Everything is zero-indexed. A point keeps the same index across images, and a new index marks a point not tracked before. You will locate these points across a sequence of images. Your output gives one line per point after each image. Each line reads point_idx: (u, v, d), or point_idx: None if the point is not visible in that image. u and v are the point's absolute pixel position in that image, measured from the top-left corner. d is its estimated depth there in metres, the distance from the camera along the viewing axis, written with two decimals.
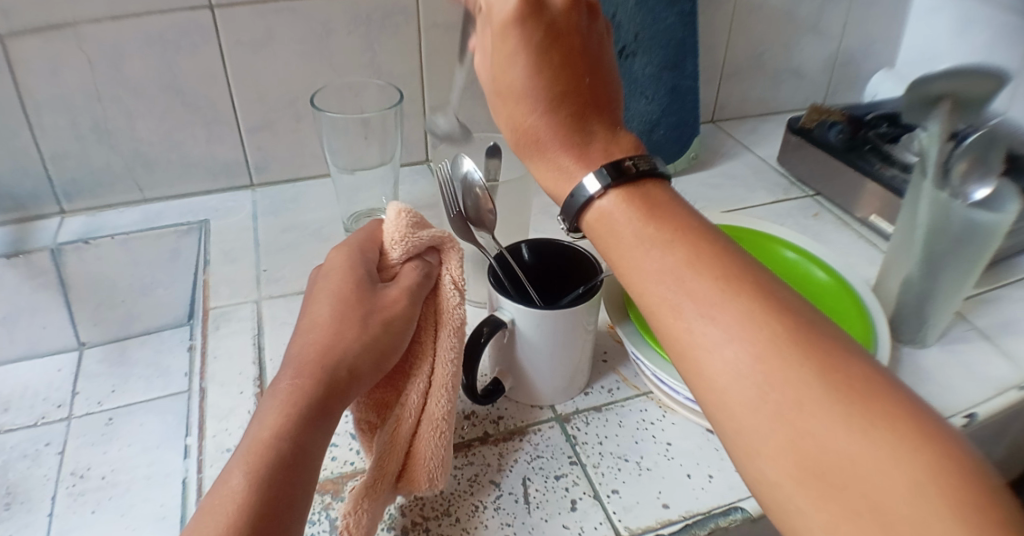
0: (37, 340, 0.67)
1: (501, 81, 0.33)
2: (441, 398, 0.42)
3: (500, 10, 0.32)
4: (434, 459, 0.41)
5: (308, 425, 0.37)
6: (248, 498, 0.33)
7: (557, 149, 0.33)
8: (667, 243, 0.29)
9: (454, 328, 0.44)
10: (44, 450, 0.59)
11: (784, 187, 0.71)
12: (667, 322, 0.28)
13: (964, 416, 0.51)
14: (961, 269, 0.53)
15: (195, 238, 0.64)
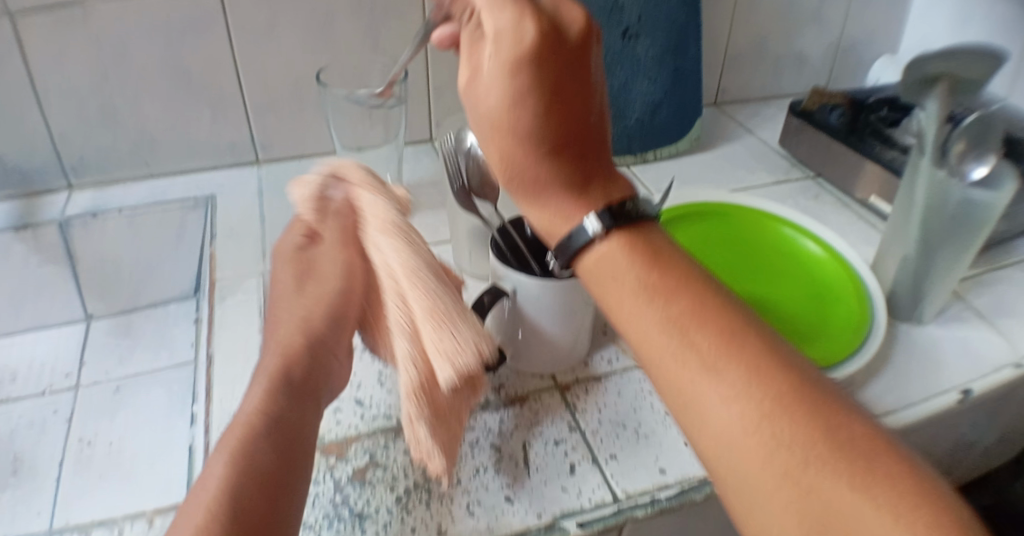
0: (43, 314, 0.68)
1: (498, 117, 0.32)
2: (417, 299, 0.43)
3: (516, 43, 0.30)
4: (444, 347, 0.41)
5: (288, 401, 0.40)
6: (238, 466, 0.35)
7: (554, 194, 0.33)
8: (669, 296, 0.31)
9: (403, 244, 0.46)
10: (51, 419, 0.59)
11: (784, 169, 0.72)
12: (670, 372, 0.29)
13: (959, 392, 0.52)
14: (956, 249, 0.54)
15: (201, 214, 0.65)
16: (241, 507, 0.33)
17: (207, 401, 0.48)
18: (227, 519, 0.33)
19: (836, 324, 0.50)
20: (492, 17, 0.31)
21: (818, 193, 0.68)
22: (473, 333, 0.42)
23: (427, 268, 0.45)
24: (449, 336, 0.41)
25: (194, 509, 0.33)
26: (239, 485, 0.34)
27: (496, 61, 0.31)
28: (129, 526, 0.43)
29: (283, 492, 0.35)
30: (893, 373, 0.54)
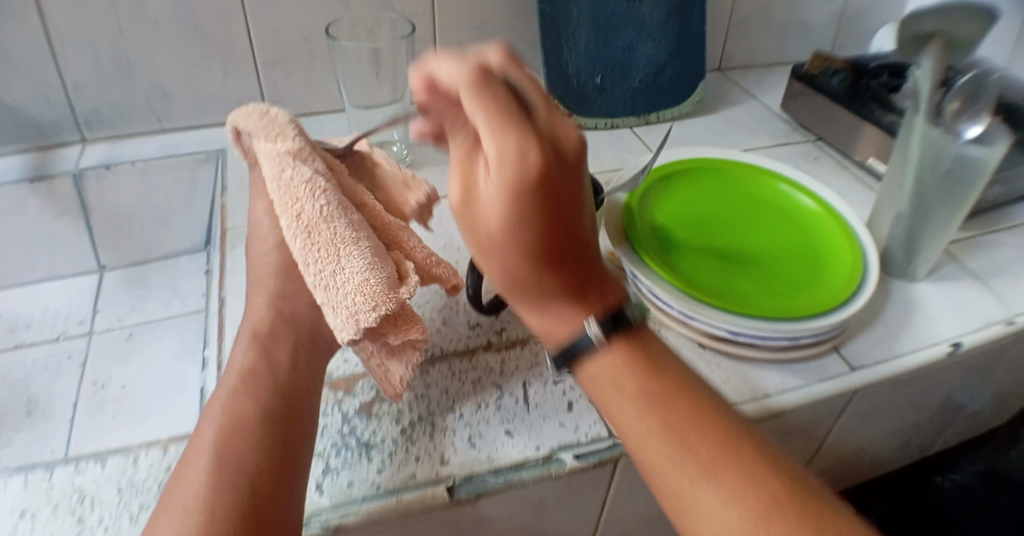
0: (57, 264, 0.69)
1: (494, 235, 0.31)
2: (305, 269, 0.44)
3: (516, 173, 0.28)
4: (330, 317, 0.43)
5: (266, 357, 0.42)
6: (227, 423, 0.38)
7: (555, 307, 0.33)
8: (670, 401, 0.33)
9: (287, 200, 0.45)
10: (65, 363, 0.61)
11: (785, 133, 0.73)
12: (671, 477, 0.31)
13: (949, 344, 0.53)
14: (949, 208, 0.55)
15: (212, 167, 0.67)
16: (235, 454, 0.36)
17: (218, 345, 0.50)
18: (222, 466, 0.35)
19: (829, 278, 0.51)
20: (491, 144, 0.28)
21: (819, 156, 0.70)
22: (351, 298, 0.42)
23: (308, 227, 0.44)
24: (329, 306, 0.43)
25: (194, 461, 0.36)
26: (230, 436, 0.37)
27: (495, 185, 0.29)
28: (144, 453, 0.47)
29: (276, 436, 0.38)
30: (886, 325, 0.55)
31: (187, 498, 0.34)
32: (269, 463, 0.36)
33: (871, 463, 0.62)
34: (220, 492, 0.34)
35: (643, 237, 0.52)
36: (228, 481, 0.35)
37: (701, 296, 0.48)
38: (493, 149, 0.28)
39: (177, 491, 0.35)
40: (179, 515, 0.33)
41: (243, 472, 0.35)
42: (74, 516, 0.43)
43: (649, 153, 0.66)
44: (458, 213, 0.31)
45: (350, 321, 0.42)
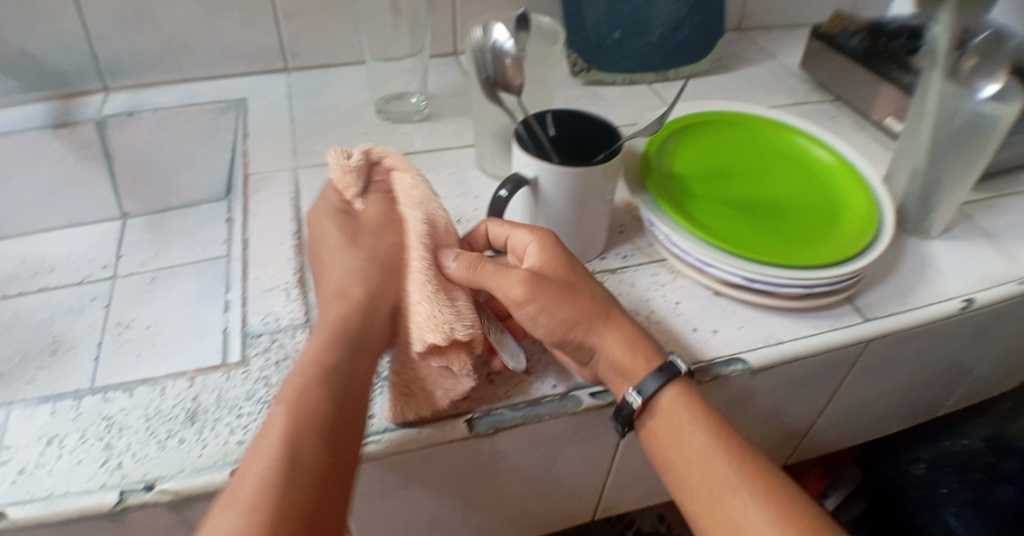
0: (80, 210, 0.71)
1: (559, 302, 0.43)
2: (417, 266, 0.44)
3: (551, 248, 0.45)
4: (421, 315, 0.42)
5: (342, 355, 0.40)
6: (297, 418, 0.36)
7: (621, 340, 0.43)
8: (717, 436, 0.41)
9: (425, 220, 0.47)
10: (90, 304, 0.63)
11: (803, 92, 0.73)
12: (713, 492, 0.40)
13: (961, 300, 0.54)
14: (965, 160, 0.55)
15: (232, 116, 0.69)
16: (301, 456, 0.35)
17: (241, 286, 0.53)
18: (289, 464, 0.34)
19: (847, 227, 0.52)
20: (537, 244, 0.45)
21: (836, 115, 0.70)
22: (453, 312, 0.42)
23: (436, 246, 0.46)
24: (431, 306, 0.42)
25: (257, 452, 0.35)
26: (299, 434, 0.35)
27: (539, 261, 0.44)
28: (171, 383, 0.48)
29: (343, 443, 0.36)
30: (900, 280, 0.55)
31: (250, 493, 0.33)
32: (334, 471, 0.35)
33: (878, 420, 0.63)
34: (285, 495, 0.33)
35: (661, 183, 0.54)
36: (293, 482, 0.34)
37: (720, 243, 0.49)
38: (537, 250, 0.45)
39: (238, 483, 0.33)
40: (241, 511, 0.32)
41: (308, 476, 0.34)
42: (102, 442, 0.45)
43: (662, 104, 0.67)
44: (526, 293, 0.42)
45: (442, 327, 0.41)
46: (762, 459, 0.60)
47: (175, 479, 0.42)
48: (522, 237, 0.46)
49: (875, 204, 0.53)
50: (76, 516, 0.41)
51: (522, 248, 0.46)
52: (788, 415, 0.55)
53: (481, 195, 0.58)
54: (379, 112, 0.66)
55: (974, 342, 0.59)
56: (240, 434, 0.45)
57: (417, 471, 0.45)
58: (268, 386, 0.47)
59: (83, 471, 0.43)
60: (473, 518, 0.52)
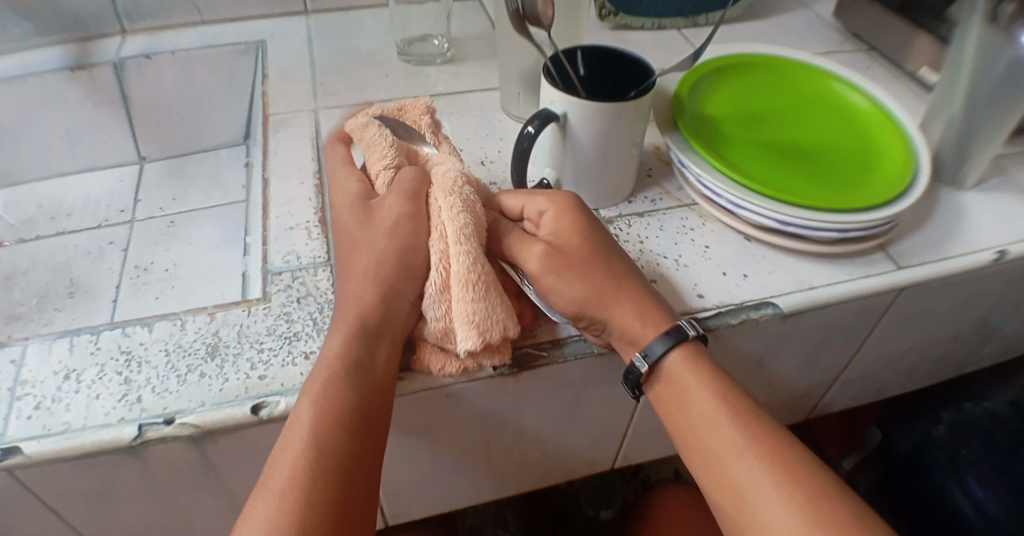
0: (98, 155, 0.72)
1: (567, 274, 0.42)
2: (459, 262, 0.41)
3: (561, 218, 0.43)
4: (473, 318, 0.39)
5: (366, 345, 0.39)
6: (322, 409, 0.36)
7: (632, 309, 0.41)
8: (719, 390, 0.40)
9: (461, 205, 0.43)
10: (108, 247, 0.63)
11: (836, 42, 0.72)
12: (709, 446, 0.38)
13: (993, 251, 0.51)
14: (1003, 109, 0.54)
15: (251, 58, 0.70)
16: (330, 447, 0.35)
17: (264, 215, 0.53)
18: (316, 456, 0.35)
19: (884, 173, 0.51)
20: (555, 212, 0.43)
21: (869, 66, 0.69)
22: (504, 309, 0.41)
23: (478, 234, 0.43)
24: (482, 305, 0.40)
25: (287, 443, 0.35)
26: (325, 427, 0.36)
27: (554, 228, 0.43)
28: (191, 318, 0.47)
29: (370, 433, 0.37)
30: (932, 230, 0.53)
31: (281, 485, 0.34)
32: (361, 460, 0.36)
33: (903, 375, 0.62)
34: (313, 488, 0.34)
35: (695, 127, 0.53)
36: (322, 474, 0.34)
37: (755, 186, 0.48)
38: (553, 219, 0.43)
39: (270, 475, 0.34)
40: (273, 502, 0.33)
41: (336, 467, 0.35)
42: (121, 377, 0.44)
43: (691, 49, 0.68)
44: (542, 267, 0.42)
45: (497, 325, 0.40)
46: (786, 411, 0.59)
47: (195, 413, 0.41)
48: (538, 204, 0.44)
49: (913, 166, 0.51)
50: (94, 450, 0.41)
51: (537, 216, 0.44)
52: (814, 366, 0.54)
53: (505, 136, 0.58)
54: (399, 53, 0.68)
55: (1006, 299, 0.57)
56: (260, 370, 0.44)
57: (440, 411, 0.44)
58: (288, 322, 0.46)
59: (102, 405, 0.42)
60: (495, 461, 0.52)
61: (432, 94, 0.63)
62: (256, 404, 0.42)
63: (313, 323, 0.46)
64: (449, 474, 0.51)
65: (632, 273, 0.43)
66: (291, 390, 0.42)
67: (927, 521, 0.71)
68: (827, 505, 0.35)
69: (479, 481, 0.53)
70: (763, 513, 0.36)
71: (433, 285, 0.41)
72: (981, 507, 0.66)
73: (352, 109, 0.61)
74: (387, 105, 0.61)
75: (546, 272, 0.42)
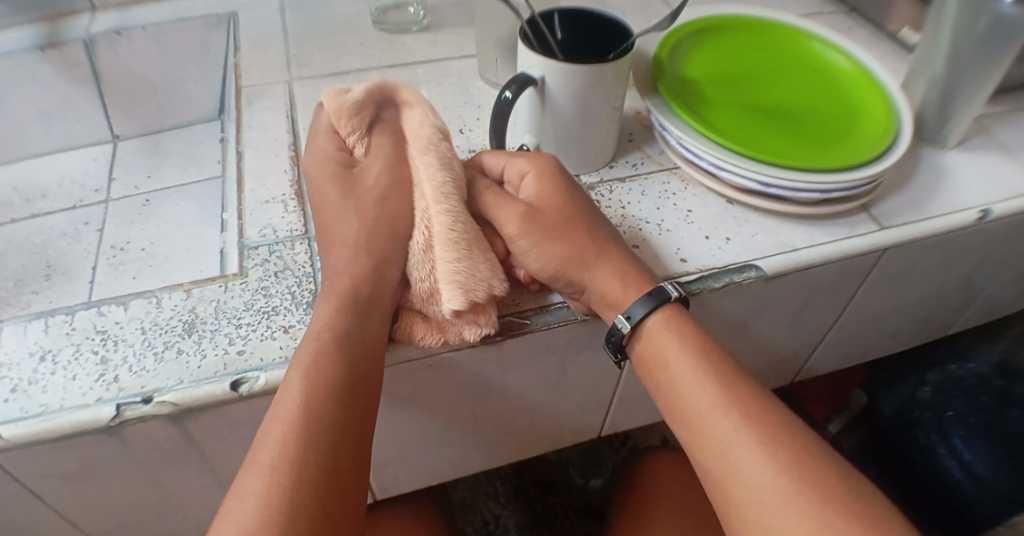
0: (72, 135, 0.70)
1: (549, 234, 0.41)
2: (441, 220, 0.41)
3: (539, 181, 0.43)
4: (457, 275, 0.39)
5: (354, 317, 0.38)
6: (311, 382, 0.35)
7: (613, 271, 0.41)
8: (703, 352, 0.39)
9: (442, 164, 0.44)
10: (84, 228, 0.62)
11: (818, 3, 0.72)
12: (694, 403, 0.38)
13: (977, 211, 0.51)
14: (985, 67, 0.53)
15: (224, 31, 0.69)
16: (319, 420, 0.34)
17: (239, 188, 0.52)
18: (305, 430, 0.34)
19: (866, 130, 0.51)
20: (535, 174, 0.43)
21: (852, 26, 0.68)
22: (489, 265, 0.41)
23: (460, 195, 0.43)
24: (465, 263, 0.40)
25: (276, 416, 0.35)
26: (314, 400, 0.35)
27: (536, 189, 0.43)
28: (167, 295, 0.47)
29: (361, 405, 0.36)
30: (916, 189, 0.53)
31: (269, 460, 0.33)
32: (352, 434, 0.35)
33: (887, 336, 0.62)
34: (304, 462, 0.33)
35: (676, 89, 0.53)
36: (313, 448, 0.34)
37: (738, 148, 0.48)
38: (534, 181, 0.43)
39: (258, 450, 0.34)
40: (262, 476, 0.33)
41: (327, 440, 0.34)
42: (97, 356, 0.43)
43: (666, 10, 0.68)
44: (520, 229, 0.41)
45: (481, 284, 0.40)
46: (770, 374, 0.59)
47: (173, 391, 0.41)
48: (519, 167, 0.44)
49: (896, 123, 0.51)
50: (72, 431, 0.40)
51: (518, 178, 0.44)
52: (798, 329, 0.54)
53: (484, 104, 0.57)
54: (375, 21, 0.66)
55: (987, 259, 0.57)
56: (239, 345, 0.43)
57: (422, 382, 0.44)
58: (266, 296, 0.46)
59: (79, 385, 0.42)
60: (481, 430, 0.52)
61: (409, 63, 0.62)
62: (236, 380, 0.41)
63: (292, 297, 0.46)
64: (435, 444, 0.51)
65: (612, 237, 0.43)
66: (270, 365, 0.42)
67: (917, 480, 0.72)
68: (810, 466, 0.35)
69: (466, 450, 0.53)
70: (742, 473, 0.36)
71: (418, 244, 0.42)
72: (968, 468, 0.67)
73: (327, 80, 0.60)
74: (363, 75, 0.60)
75: (529, 234, 0.41)
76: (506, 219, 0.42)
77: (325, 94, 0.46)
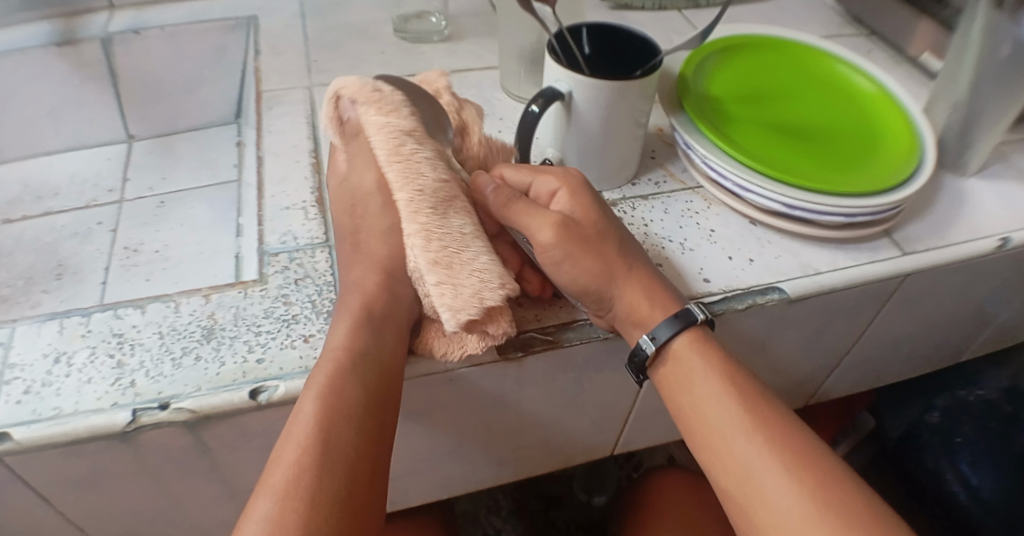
0: (86, 132, 0.70)
1: (583, 251, 0.40)
2: (417, 244, 0.40)
3: (570, 197, 0.42)
4: (444, 297, 0.38)
5: (370, 335, 0.37)
6: (327, 403, 0.35)
7: (642, 288, 0.41)
8: (728, 377, 0.39)
9: (407, 176, 0.41)
10: (96, 228, 0.61)
11: (837, 25, 0.72)
12: (717, 427, 0.38)
13: (996, 238, 0.51)
14: (1007, 95, 0.54)
15: (243, 34, 0.68)
16: (335, 442, 0.34)
17: (258, 194, 0.52)
18: (321, 451, 0.33)
19: (888, 154, 0.51)
20: (566, 191, 0.42)
21: (871, 50, 0.69)
22: (476, 281, 0.39)
23: (437, 204, 0.41)
24: (452, 282, 0.39)
25: (290, 438, 0.34)
26: (329, 421, 0.34)
27: (568, 206, 0.42)
28: (185, 300, 0.46)
29: (377, 426, 0.35)
30: (938, 215, 0.53)
31: (282, 481, 0.32)
32: (366, 455, 0.34)
33: (900, 361, 0.62)
34: (317, 484, 0.32)
35: (699, 106, 0.53)
36: (329, 469, 0.33)
37: (762, 168, 0.47)
38: (567, 198, 0.42)
39: (271, 471, 0.33)
40: (274, 499, 0.32)
41: (341, 462, 0.33)
42: (113, 360, 0.43)
43: (691, 30, 0.68)
44: (556, 238, 0.40)
45: (472, 300, 0.38)
46: (784, 396, 0.59)
47: (191, 398, 0.40)
48: (548, 185, 0.43)
49: (919, 150, 0.51)
50: (86, 436, 0.39)
51: (548, 196, 0.43)
52: (816, 351, 0.54)
53: (506, 117, 0.57)
54: (395, 30, 0.67)
55: (1003, 286, 0.57)
56: (258, 353, 0.43)
57: (442, 396, 0.44)
58: (286, 304, 0.45)
59: (93, 389, 0.41)
60: (495, 445, 0.51)
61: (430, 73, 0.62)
62: (254, 389, 0.41)
63: (311, 306, 0.45)
64: (448, 458, 0.51)
65: (632, 252, 0.42)
66: (290, 374, 0.41)
67: (927, 502, 0.72)
68: (837, 494, 0.35)
69: (478, 464, 0.53)
70: (768, 499, 0.35)
71: (411, 266, 0.41)
72: (973, 491, 0.67)
73: None
74: None
75: (564, 249, 0.40)
76: (538, 232, 0.40)
77: (329, 91, 0.43)
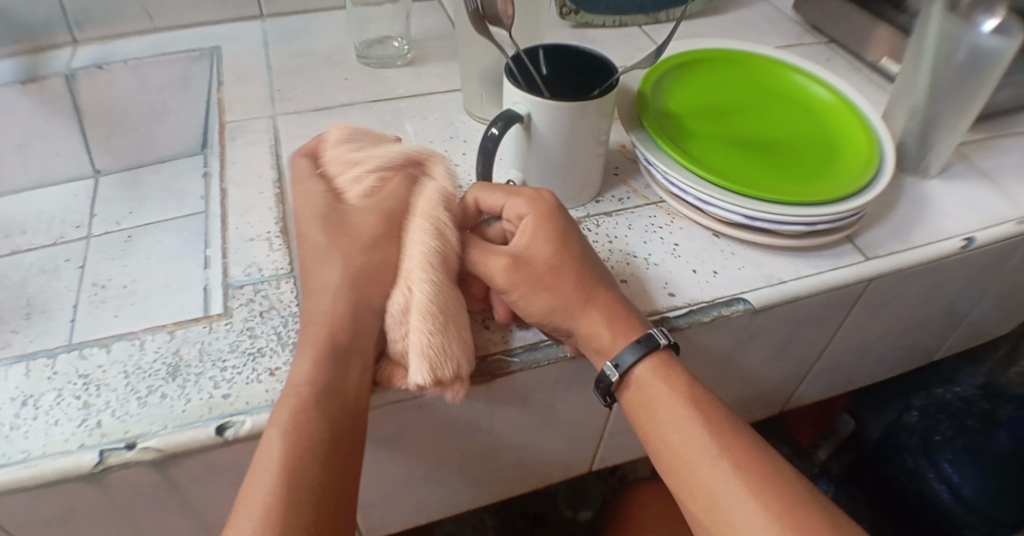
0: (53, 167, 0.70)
1: (533, 288, 0.40)
2: (421, 290, 0.40)
3: (529, 232, 0.41)
4: (428, 349, 0.38)
5: (333, 367, 0.37)
6: (291, 440, 0.34)
7: (602, 318, 0.41)
8: (689, 398, 0.39)
9: (436, 233, 0.41)
10: (64, 265, 0.61)
11: (796, 34, 0.74)
12: (683, 450, 0.38)
13: (958, 239, 0.52)
14: (962, 96, 0.54)
15: (206, 64, 0.69)
16: (299, 479, 0.33)
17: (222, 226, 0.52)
18: (287, 491, 0.32)
19: (847, 161, 0.51)
20: (533, 218, 0.41)
21: (829, 57, 0.70)
22: (460, 347, 0.39)
23: (448, 269, 0.41)
24: (439, 338, 0.39)
25: (256, 479, 0.33)
26: (295, 459, 0.33)
27: (526, 242, 0.41)
28: (150, 337, 0.46)
29: (342, 463, 0.35)
30: (901, 218, 0.54)
31: (248, 523, 0.31)
32: (333, 494, 0.33)
33: (872, 364, 0.62)
34: (282, 522, 0.31)
35: (657, 121, 0.53)
36: (295, 509, 0.32)
37: (719, 181, 0.48)
38: (531, 225, 0.41)
39: (238, 514, 0.32)
40: None
41: (307, 499, 0.32)
42: (79, 401, 0.42)
43: (651, 45, 0.69)
44: (508, 282, 0.40)
45: (450, 364, 0.39)
46: (759, 404, 0.59)
47: (157, 437, 0.40)
48: (517, 208, 0.42)
49: (876, 153, 0.51)
50: (55, 479, 0.38)
51: (516, 219, 0.43)
52: (785, 360, 0.55)
53: (469, 138, 0.58)
54: (358, 55, 0.67)
55: (971, 284, 0.57)
56: (224, 388, 0.42)
57: (409, 423, 0.44)
58: (251, 337, 0.45)
59: (60, 431, 0.40)
60: (470, 468, 0.51)
61: (393, 97, 0.62)
62: (221, 424, 0.40)
63: (277, 338, 0.45)
64: (422, 484, 0.51)
65: (598, 289, 0.41)
66: (257, 408, 0.41)
67: (907, 504, 0.72)
68: (801, 513, 0.35)
69: (454, 488, 0.53)
70: (739, 516, 0.35)
71: (396, 305, 0.40)
72: (954, 489, 0.67)
73: (311, 114, 0.60)
74: (347, 110, 0.61)
75: (510, 287, 0.40)
76: (493, 275, 0.41)
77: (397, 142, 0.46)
